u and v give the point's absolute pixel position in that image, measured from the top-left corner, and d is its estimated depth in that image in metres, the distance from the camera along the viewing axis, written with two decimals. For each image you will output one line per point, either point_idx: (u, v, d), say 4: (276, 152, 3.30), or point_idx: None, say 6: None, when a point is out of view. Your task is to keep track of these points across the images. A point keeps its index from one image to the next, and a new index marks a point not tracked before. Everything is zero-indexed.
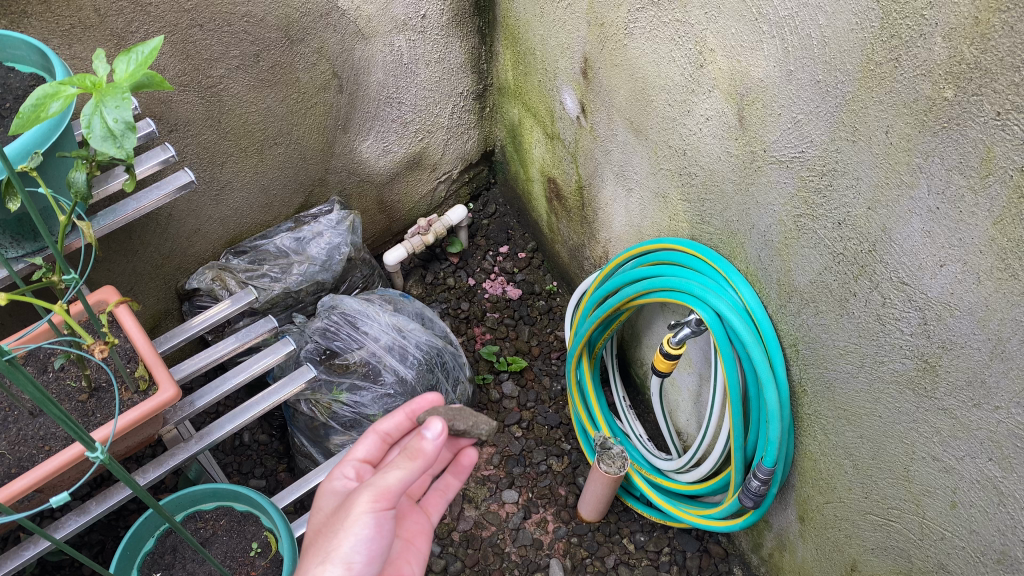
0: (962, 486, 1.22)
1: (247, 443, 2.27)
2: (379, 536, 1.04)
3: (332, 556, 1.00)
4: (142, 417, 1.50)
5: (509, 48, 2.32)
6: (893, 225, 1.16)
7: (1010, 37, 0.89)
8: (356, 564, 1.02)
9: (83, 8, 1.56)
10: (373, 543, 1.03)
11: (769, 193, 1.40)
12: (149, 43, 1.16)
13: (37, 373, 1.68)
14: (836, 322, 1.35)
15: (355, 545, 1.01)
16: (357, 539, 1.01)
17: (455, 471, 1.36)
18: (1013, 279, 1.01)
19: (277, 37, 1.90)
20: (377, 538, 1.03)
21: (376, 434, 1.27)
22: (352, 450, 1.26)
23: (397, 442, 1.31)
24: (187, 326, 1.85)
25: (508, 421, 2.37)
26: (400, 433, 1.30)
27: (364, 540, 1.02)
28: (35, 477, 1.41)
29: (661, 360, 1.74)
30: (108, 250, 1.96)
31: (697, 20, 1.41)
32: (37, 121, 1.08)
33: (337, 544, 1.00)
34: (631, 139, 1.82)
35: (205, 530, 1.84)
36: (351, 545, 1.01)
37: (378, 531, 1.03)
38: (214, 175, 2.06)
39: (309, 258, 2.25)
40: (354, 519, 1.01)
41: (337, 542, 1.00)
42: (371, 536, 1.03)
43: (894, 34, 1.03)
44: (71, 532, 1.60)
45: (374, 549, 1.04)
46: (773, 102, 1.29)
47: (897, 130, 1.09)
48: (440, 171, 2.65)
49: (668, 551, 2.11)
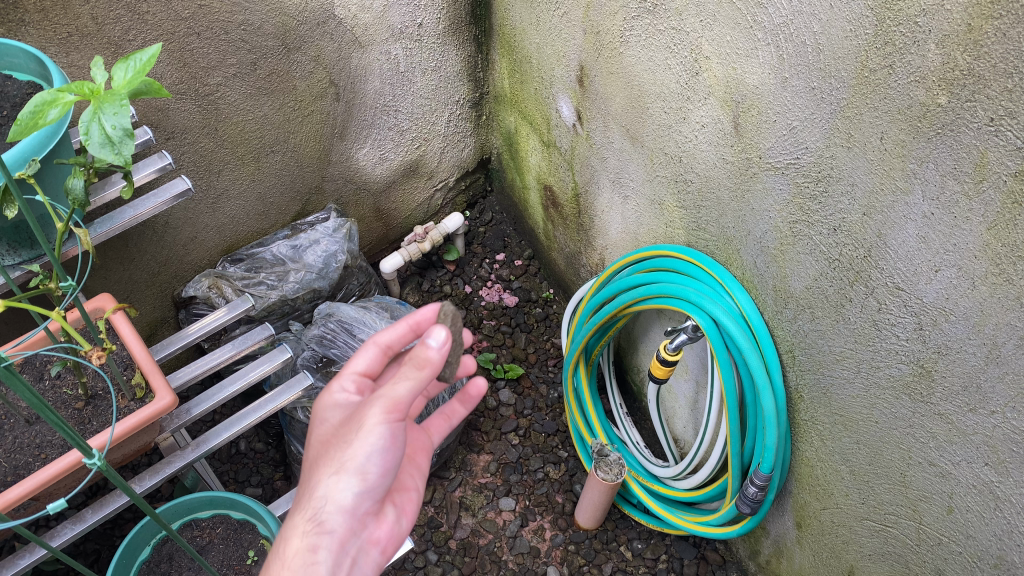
0: (958, 491, 1.23)
1: (244, 451, 2.27)
2: (393, 447, 1.05)
3: (347, 464, 1.02)
4: (138, 425, 1.49)
5: (505, 56, 2.33)
6: (888, 231, 1.16)
7: (1002, 44, 0.90)
8: (372, 474, 1.04)
9: (80, 17, 1.57)
10: (388, 453, 1.04)
11: (765, 200, 1.41)
12: (148, 50, 1.17)
13: (33, 381, 1.68)
14: (833, 327, 1.36)
15: (370, 455, 1.03)
16: (372, 451, 1.02)
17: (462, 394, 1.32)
18: (1007, 283, 1.01)
19: (274, 45, 1.91)
20: (391, 448, 1.04)
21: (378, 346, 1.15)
22: (351, 363, 1.14)
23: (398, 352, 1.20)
24: (184, 334, 1.83)
25: (505, 428, 2.36)
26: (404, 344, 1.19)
27: (379, 451, 1.03)
28: (30, 485, 1.40)
29: (658, 366, 1.73)
30: (105, 257, 1.95)
31: (691, 28, 1.42)
32: (36, 128, 1.08)
33: (351, 453, 1.02)
34: (627, 146, 1.83)
35: (202, 539, 1.84)
36: (367, 455, 1.02)
37: (392, 441, 1.04)
38: (211, 183, 2.06)
39: (306, 266, 2.25)
40: (369, 430, 1.02)
41: (351, 453, 1.02)
42: (386, 447, 1.03)
43: (887, 41, 1.04)
44: (67, 540, 1.59)
45: (388, 460, 1.05)
46: (768, 109, 1.30)
47: (891, 136, 1.09)
48: (436, 179, 2.66)
49: (665, 558, 2.10)
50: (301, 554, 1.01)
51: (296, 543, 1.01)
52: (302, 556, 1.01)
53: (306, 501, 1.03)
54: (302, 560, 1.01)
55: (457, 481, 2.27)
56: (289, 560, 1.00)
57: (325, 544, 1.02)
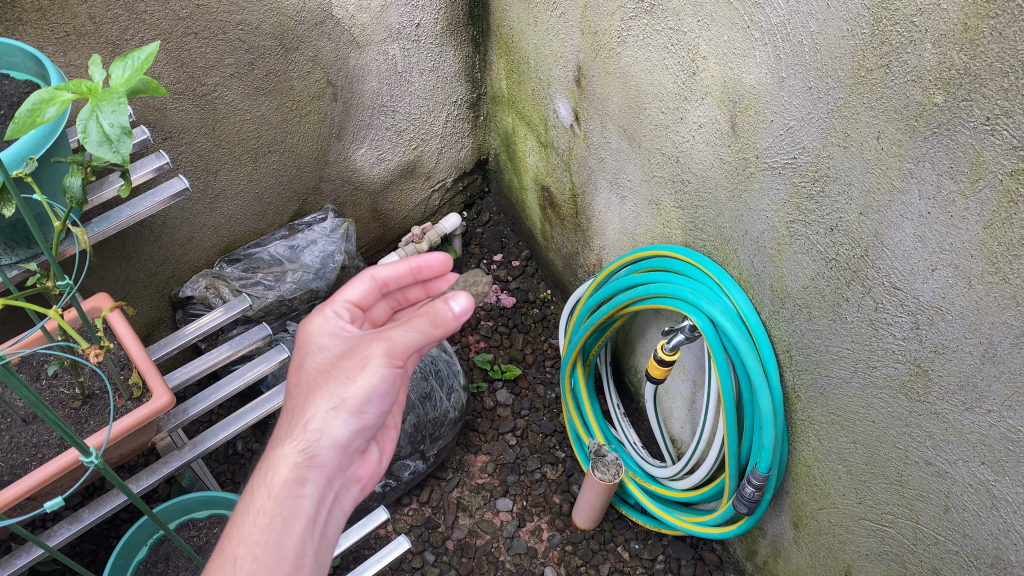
0: (955, 490, 1.23)
1: (241, 452, 2.26)
2: (391, 391, 1.15)
3: (347, 401, 1.11)
4: (135, 424, 1.49)
5: (503, 57, 2.33)
6: (884, 230, 1.17)
7: (999, 43, 0.90)
8: (367, 414, 1.14)
9: (78, 16, 1.56)
10: (385, 396, 1.14)
11: (762, 200, 1.41)
12: (146, 49, 1.17)
13: (30, 380, 1.67)
14: (829, 327, 1.36)
15: (370, 395, 1.12)
16: (373, 393, 1.12)
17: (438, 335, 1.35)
18: (1004, 282, 1.02)
19: (272, 45, 1.91)
20: (389, 392, 1.14)
21: (371, 277, 1.31)
22: (343, 291, 1.28)
23: (387, 289, 1.36)
24: (181, 334, 1.83)
25: (502, 429, 2.37)
26: (394, 280, 1.35)
27: (378, 393, 1.13)
28: (26, 484, 1.39)
29: (655, 367, 1.73)
30: (103, 257, 1.95)
31: (689, 28, 1.42)
32: (33, 126, 1.08)
33: (353, 390, 1.11)
34: (624, 146, 1.84)
35: (199, 539, 1.83)
36: (367, 395, 1.12)
37: (392, 385, 1.14)
38: (208, 183, 2.06)
39: (303, 266, 2.25)
40: (374, 371, 1.11)
41: (353, 391, 1.11)
42: (386, 390, 1.13)
43: (884, 41, 1.04)
44: (64, 540, 1.58)
45: (385, 402, 1.15)
46: (766, 108, 1.30)
47: (888, 136, 1.10)
48: (434, 180, 2.66)
49: (662, 559, 2.10)
50: (288, 486, 1.09)
51: (285, 474, 1.09)
52: (290, 487, 1.09)
53: (298, 433, 1.11)
54: (289, 492, 1.09)
55: (454, 482, 2.27)
56: (276, 489, 1.08)
57: (312, 480, 1.11)
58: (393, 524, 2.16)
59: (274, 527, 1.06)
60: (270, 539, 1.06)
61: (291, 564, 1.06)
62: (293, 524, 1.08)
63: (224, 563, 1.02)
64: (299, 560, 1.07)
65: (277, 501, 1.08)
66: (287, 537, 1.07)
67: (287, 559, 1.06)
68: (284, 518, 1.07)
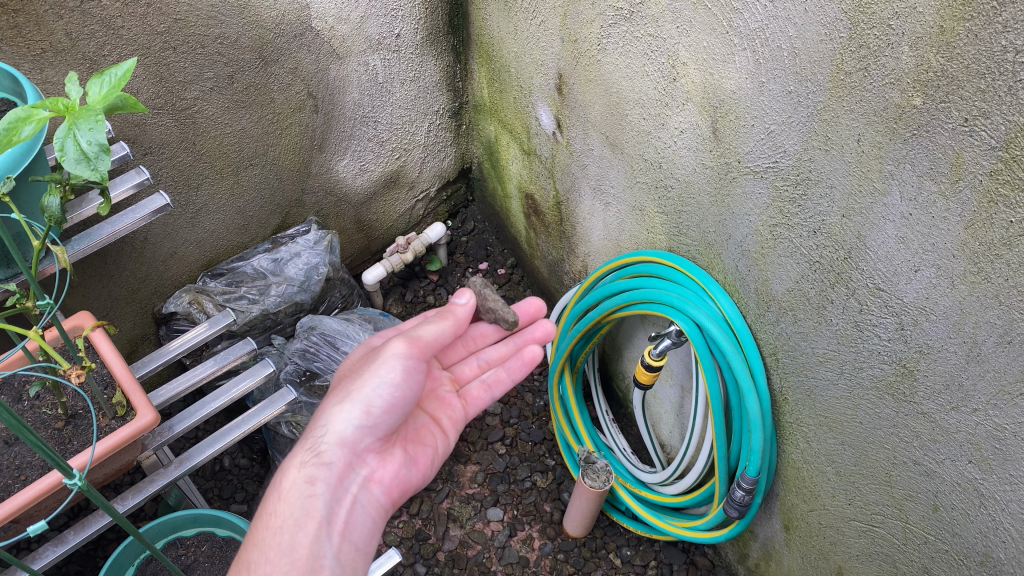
0: (943, 489, 1.23)
1: (228, 468, 2.23)
2: (403, 384, 1.23)
3: (353, 394, 1.21)
4: (119, 443, 1.46)
5: (484, 65, 2.32)
6: (867, 232, 1.17)
7: (975, 45, 0.91)
8: (374, 409, 1.22)
9: (54, 32, 1.55)
10: (393, 391, 1.22)
11: (745, 204, 1.41)
12: (123, 65, 1.15)
13: (12, 402, 1.64)
14: (815, 330, 1.36)
15: (376, 388, 1.21)
16: (380, 383, 1.21)
17: (524, 372, 1.54)
18: (986, 281, 1.02)
19: (251, 58, 1.90)
20: (399, 385, 1.23)
21: None
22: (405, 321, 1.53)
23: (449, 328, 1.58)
24: (165, 350, 1.80)
25: (491, 438, 2.36)
26: None
27: (385, 384, 1.21)
28: (10, 507, 1.36)
29: (643, 372, 1.74)
30: (84, 275, 1.93)
31: (668, 34, 1.43)
32: (9, 144, 1.05)
33: (360, 384, 1.22)
34: (607, 153, 1.84)
35: (187, 558, 1.83)
36: (373, 387, 1.21)
37: (402, 377, 1.23)
38: (190, 198, 2.04)
39: (287, 279, 2.24)
40: (382, 362, 1.23)
41: (358, 385, 1.21)
42: (395, 382, 1.22)
43: (862, 44, 1.05)
44: (48, 563, 1.55)
45: (394, 398, 1.23)
46: (746, 113, 1.31)
47: (868, 138, 1.11)
48: (417, 189, 2.65)
49: (655, 564, 2.09)
50: (299, 487, 1.18)
51: (296, 475, 1.20)
52: (301, 487, 1.18)
53: (310, 434, 1.23)
54: (300, 492, 1.18)
55: (444, 492, 2.25)
56: (288, 492, 1.18)
57: (321, 479, 1.20)
58: (384, 537, 2.14)
59: (288, 528, 1.15)
60: (284, 540, 1.14)
61: (307, 566, 1.12)
62: (305, 525, 1.16)
63: (241, 566, 1.12)
64: (315, 562, 1.13)
65: (289, 503, 1.18)
66: (299, 538, 1.14)
67: (301, 561, 1.12)
68: (297, 519, 1.16)
